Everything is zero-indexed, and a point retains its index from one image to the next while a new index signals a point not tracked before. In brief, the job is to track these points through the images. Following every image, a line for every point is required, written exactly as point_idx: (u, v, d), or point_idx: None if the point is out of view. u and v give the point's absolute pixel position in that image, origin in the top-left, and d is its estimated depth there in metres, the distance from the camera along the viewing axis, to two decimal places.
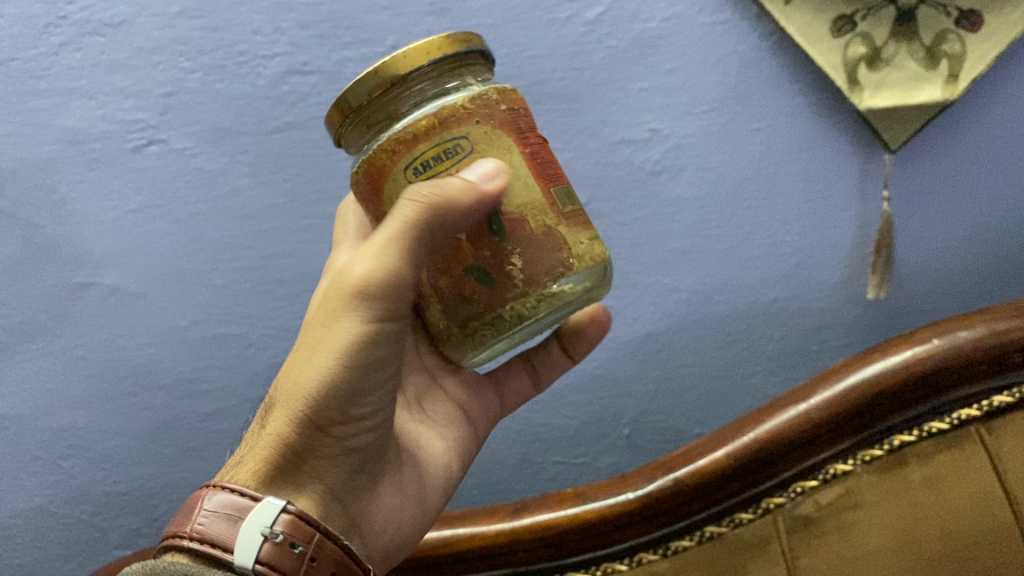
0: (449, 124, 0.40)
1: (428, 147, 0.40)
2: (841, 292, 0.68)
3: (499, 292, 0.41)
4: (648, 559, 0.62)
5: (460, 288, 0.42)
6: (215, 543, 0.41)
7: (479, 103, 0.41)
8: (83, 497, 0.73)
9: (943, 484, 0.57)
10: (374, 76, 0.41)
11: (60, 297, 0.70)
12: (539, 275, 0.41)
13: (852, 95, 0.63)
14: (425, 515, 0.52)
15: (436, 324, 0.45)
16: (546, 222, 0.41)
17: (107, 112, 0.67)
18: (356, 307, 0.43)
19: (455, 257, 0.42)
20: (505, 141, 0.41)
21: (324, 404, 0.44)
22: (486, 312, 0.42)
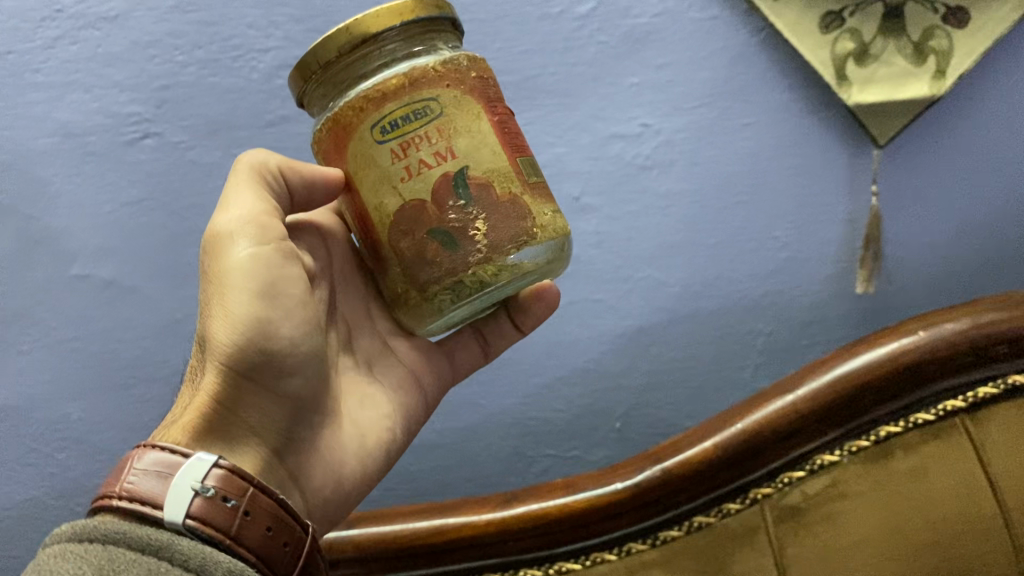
0: (421, 86, 0.43)
1: (396, 106, 0.43)
2: (830, 286, 0.69)
3: (462, 256, 0.43)
4: (637, 549, 0.62)
5: (421, 250, 0.44)
6: (145, 501, 0.42)
7: (451, 70, 0.44)
8: (80, 488, 0.74)
9: (927, 476, 0.58)
10: (346, 33, 0.43)
11: (56, 289, 0.70)
12: (502, 242, 0.43)
13: (840, 90, 0.63)
14: (370, 476, 0.53)
15: (395, 288, 0.46)
16: (512, 190, 0.44)
17: (103, 105, 0.68)
18: (246, 239, 0.47)
19: (416, 219, 0.43)
20: (474, 107, 0.44)
21: (243, 352, 0.46)
22: (449, 276, 0.43)
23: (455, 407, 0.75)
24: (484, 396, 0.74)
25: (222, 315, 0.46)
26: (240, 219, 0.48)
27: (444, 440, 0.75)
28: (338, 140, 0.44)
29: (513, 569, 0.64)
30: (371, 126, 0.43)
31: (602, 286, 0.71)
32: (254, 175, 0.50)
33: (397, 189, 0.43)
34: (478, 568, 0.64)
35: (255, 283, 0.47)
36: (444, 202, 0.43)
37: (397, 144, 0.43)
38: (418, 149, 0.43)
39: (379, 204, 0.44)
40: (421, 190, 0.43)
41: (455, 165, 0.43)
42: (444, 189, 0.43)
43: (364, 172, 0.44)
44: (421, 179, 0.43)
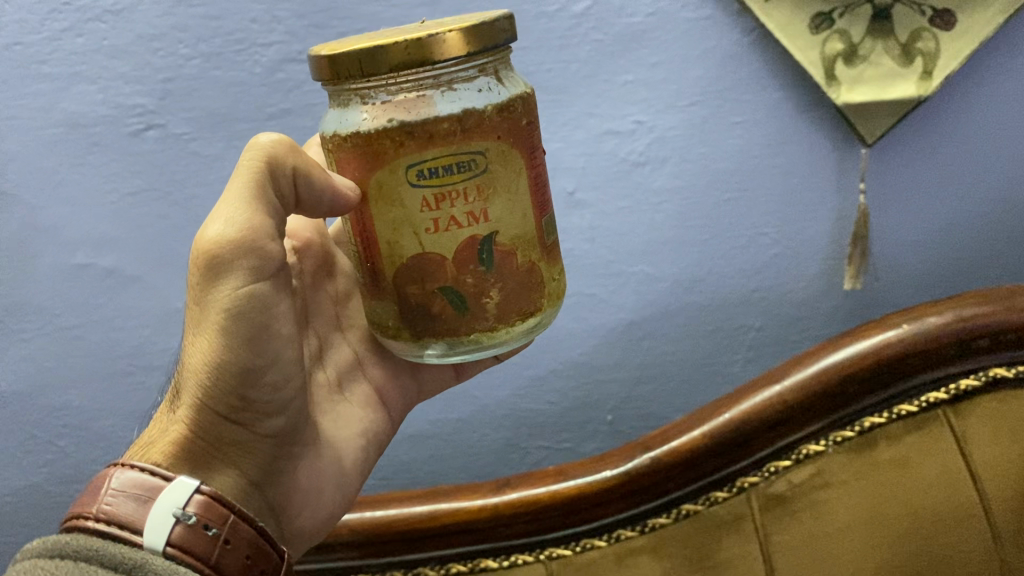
0: (472, 136, 0.41)
1: (440, 153, 0.41)
2: (815, 283, 0.71)
3: (468, 320, 0.44)
4: (626, 535, 0.64)
5: (428, 304, 0.44)
6: (123, 524, 0.43)
7: (506, 119, 0.42)
8: (76, 475, 0.79)
9: (910, 465, 0.60)
10: (403, 53, 0.40)
11: (62, 278, 0.72)
12: (510, 312, 0.45)
13: (829, 90, 0.64)
14: (344, 500, 0.55)
15: (385, 317, 0.47)
16: (532, 259, 0.45)
17: (107, 97, 0.67)
18: (231, 272, 0.45)
19: (433, 273, 0.43)
20: (518, 161, 0.43)
21: (219, 389, 0.47)
22: (448, 335, 0.45)
23: (450, 398, 0.76)
24: (480, 388, 0.75)
25: (200, 351, 0.46)
26: (231, 246, 0.45)
27: (439, 430, 0.77)
28: (366, 164, 0.43)
29: (504, 554, 0.65)
30: (409, 164, 0.42)
31: (594, 281, 0.72)
32: (258, 182, 0.45)
33: (419, 236, 0.43)
34: (471, 553, 0.65)
35: (240, 321, 0.46)
36: (466, 263, 0.43)
37: (432, 194, 0.42)
38: (452, 205, 0.42)
39: (395, 241, 0.43)
40: (445, 245, 0.43)
41: (485, 228, 0.43)
42: (468, 252, 0.43)
43: (385, 207, 0.43)
44: (448, 236, 0.42)
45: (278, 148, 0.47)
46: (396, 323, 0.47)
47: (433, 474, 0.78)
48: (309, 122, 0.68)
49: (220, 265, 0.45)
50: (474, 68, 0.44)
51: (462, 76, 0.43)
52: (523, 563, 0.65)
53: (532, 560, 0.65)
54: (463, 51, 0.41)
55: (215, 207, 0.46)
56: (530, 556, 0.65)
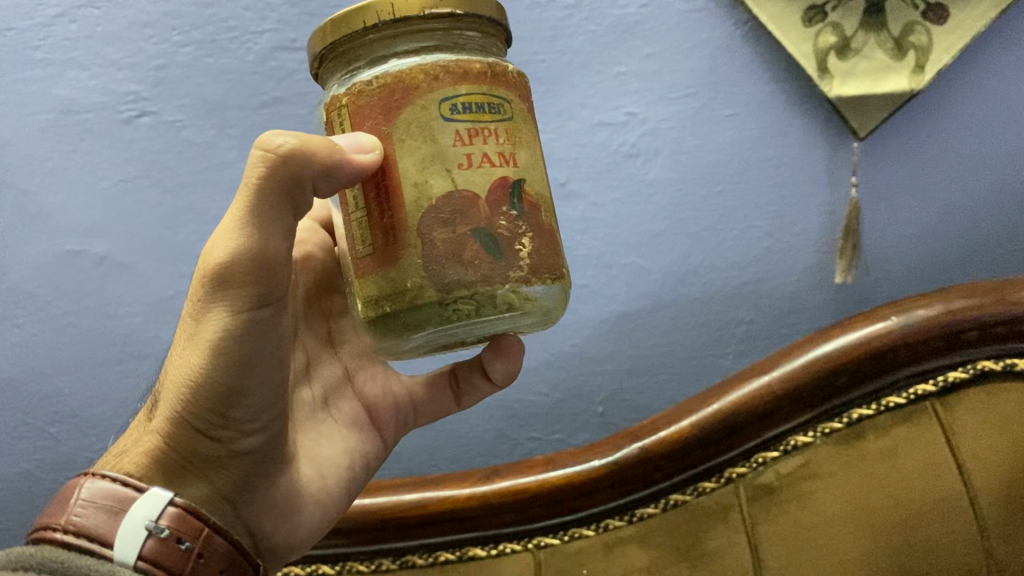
0: (500, 83, 0.41)
1: (474, 90, 0.40)
2: (809, 275, 0.70)
3: (504, 265, 0.40)
4: (614, 525, 0.64)
5: (459, 248, 0.39)
6: (92, 536, 0.41)
7: (522, 83, 0.43)
8: (69, 462, 0.75)
9: (898, 455, 0.61)
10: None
11: (56, 264, 0.71)
12: (542, 265, 0.41)
13: (821, 82, 0.64)
14: (323, 522, 0.51)
15: (399, 281, 0.40)
16: (551, 223, 0.43)
17: (101, 83, 0.68)
18: (224, 294, 0.41)
19: (466, 211, 0.39)
20: (533, 126, 0.43)
21: (196, 403, 0.44)
22: (482, 284, 0.40)
23: None
24: None
25: (184, 365, 0.44)
26: (231, 265, 0.41)
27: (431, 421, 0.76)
28: (390, 104, 0.40)
29: (493, 543, 0.65)
30: (442, 98, 0.39)
31: (587, 272, 0.72)
32: (260, 195, 0.39)
33: (450, 173, 0.39)
34: (460, 542, 0.65)
35: (229, 341, 0.42)
36: (499, 204, 0.40)
37: (466, 128, 0.39)
38: (486, 142, 0.40)
39: (423, 182, 0.39)
40: (479, 182, 0.40)
41: (515, 173, 0.41)
42: (501, 193, 0.40)
43: (414, 145, 0.39)
44: (481, 172, 0.40)
45: (289, 159, 0.39)
46: (415, 284, 0.40)
47: (426, 465, 0.77)
48: (302, 110, 0.67)
49: (220, 285, 0.41)
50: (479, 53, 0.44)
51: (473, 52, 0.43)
52: (511, 551, 0.65)
53: (520, 548, 0.65)
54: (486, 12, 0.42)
55: (222, 222, 0.41)
56: (518, 544, 0.65)
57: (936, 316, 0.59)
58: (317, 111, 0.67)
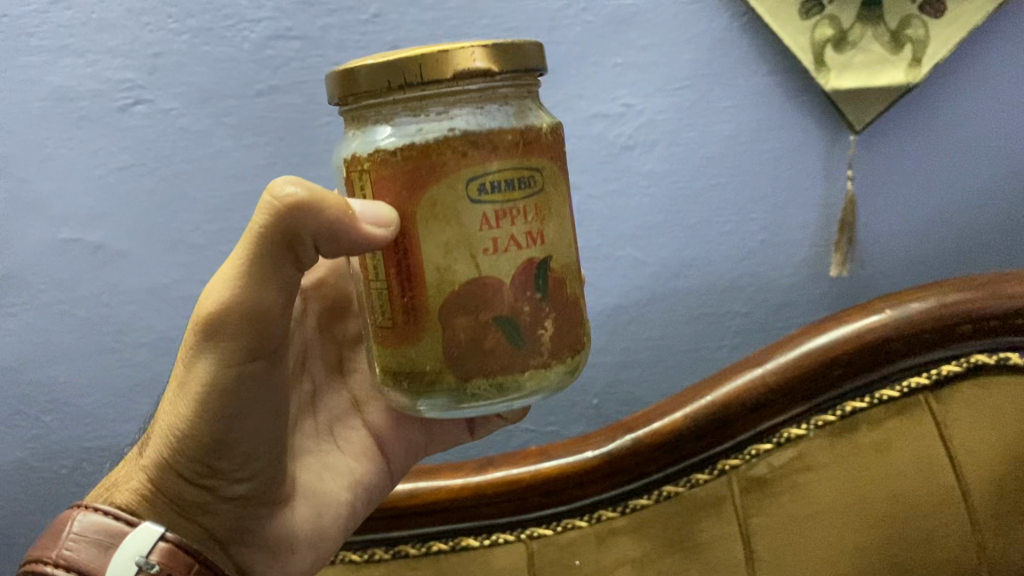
0: (532, 152, 0.40)
1: (505, 166, 0.39)
2: (803, 269, 0.71)
3: (524, 354, 0.40)
4: (607, 516, 0.64)
5: (480, 337, 0.39)
6: (82, 570, 0.42)
7: (555, 142, 0.41)
8: (63, 451, 0.76)
9: (890, 449, 0.61)
10: (470, 61, 0.38)
11: (50, 253, 0.71)
12: (562, 347, 0.41)
13: (818, 76, 0.64)
14: (320, 558, 0.52)
15: (417, 363, 0.40)
16: (574, 292, 0.43)
17: (96, 71, 0.67)
18: (213, 343, 0.42)
19: (488, 300, 0.39)
20: (563, 187, 0.42)
21: (184, 447, 0.44)
22: (503, 373, 0.40)
23: None
24: None
25: (173, 409, 0.44)
26: (222, 316, 0.41)
27: None
28: (416, 179, 0.38)
29: (485, 533, 0.65)
30: (470, 178, 0.38)
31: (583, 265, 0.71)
32: (257, 245, 0.39)
33: (475, 258, 0.39)
34: (452, 532, 0.65)
35: (218, 391, 0.43)
36: (523, 290, 0.40)
37: (493, 211, 0.38)
38: (513, 223, 0.39)
39: (447, 267, 0.39)
40: (503, 268, 0.39)
41: (541, 252, 0.40)
42: (526, 276, 0.40)
43: (438, 227, 0.39)
44: (507, 257, 0.39)
45: (295, 209, 0.38)
46: (434, 368, 0.40)
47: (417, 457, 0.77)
48: (298, 99, 0.67)
49: (212, 334, 0.42)
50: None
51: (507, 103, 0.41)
52: (503, 542, 0.65)
53: (513, 539, 0.65)
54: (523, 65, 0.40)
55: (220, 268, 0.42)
56: (512, 535, 0.65)
57: (928, 310, 0.59)
58: (313, 101, 0.67)
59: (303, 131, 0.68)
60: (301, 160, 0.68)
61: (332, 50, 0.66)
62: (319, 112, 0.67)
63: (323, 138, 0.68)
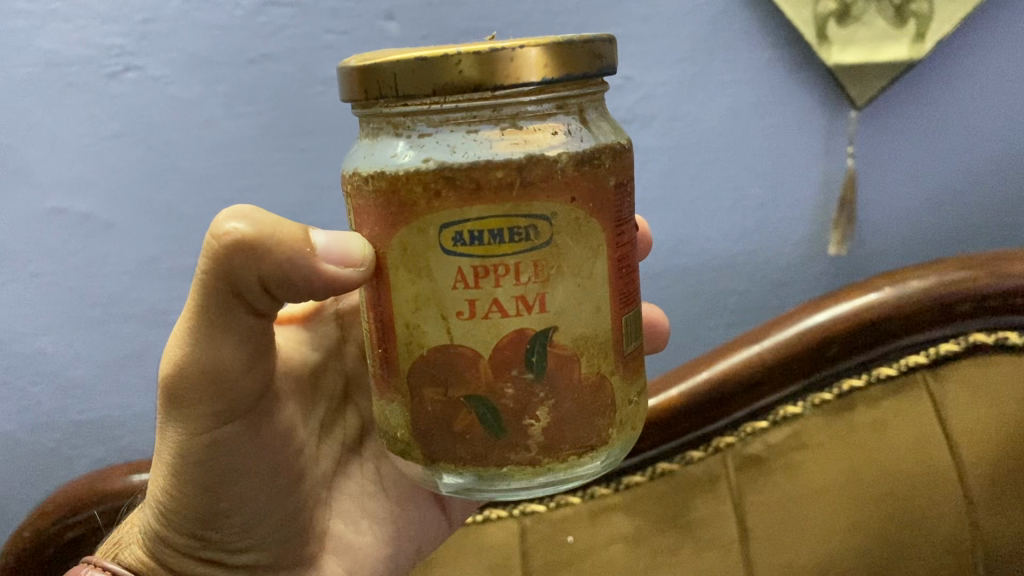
0: (534, 195, 0.34)
1: (487, 214, 0.34)
2: (800, 248, 0.70)
3: (502, 443, 0.36)
4: (600, 493, 0.64)
5: (449, 416, 0.37)
6: None
7: (585, 175, 0.35)
8: (50, 424, 0.75)
9: (887, 428, 0.61)
10: (455, 73, 0.33)
11: (37, 223, 0.69)
12: (560, 440, 0.37)
13: (820, 50, 0.63)
14: None
15: (393, 426, 0.39)
16: (601, 370, 0.37)
17: (84, 36, 0.65)
18: (177, 412, 0.42)
19: (458, 374, 0.36)
20: (595, 239, 0.36)
21: (175, 517, 0.45)
22: (473, 461, 0.37)
23: None
24: None
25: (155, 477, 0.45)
26: (182, 381, 0.40)
27: None
28: (387, 214, 0.36)
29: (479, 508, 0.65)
30: (444, 225, 0.34)
31: None
32: (205, 297, 0.38)
33: (447, 321, 0.36)
34: None
35: (187, 459, 0.43)
36: (506, 367, 0.35)
37: (471, 265, 0.35)
38: (496, 284, 0.35)
39: (416, 325, 0.36)
40: (482, 336, 0.35)
41: (540, 321, 0.35)
42: (513, 350, 0.35)
43: (407, 278, 0.36)
44: (485, 323, 0.35)
45: (244, 248, 0.35)
46: (406, 437, 0.39)
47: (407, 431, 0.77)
48: (291, 68, 0.66)
49: (177, 401, 0.41)
50: (551, 103, 0.36)
51: (530, 112, 0.36)
52: (495, 518, 0.65)
53: (505, 515, 0.65)
54: (533, 76, 0.34)
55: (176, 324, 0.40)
56: (505, 512, 0.64)
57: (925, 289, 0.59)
58: (306, 70, 0.66)
59: (294, 100, 0.67)
60: (294, 129, 0.67)
61: (324, 17, 0.65)
62: (311, 80, 0.66)
63: (316, 108, 0.67)
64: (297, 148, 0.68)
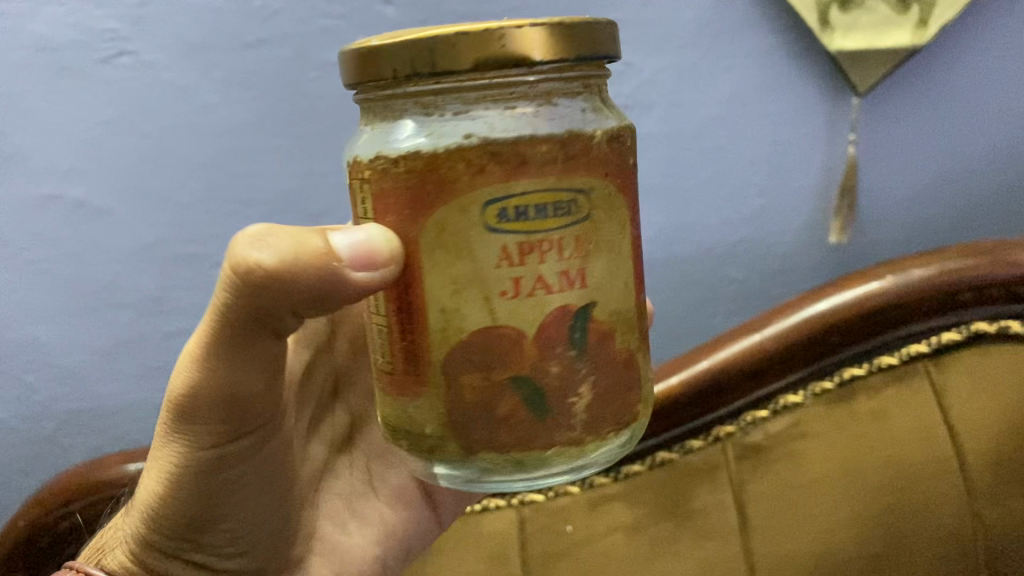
0: (576, 169, 0.34)
1: (534, 187, 0.33)
2: (801, 236, 0.70)
3: (550, 426, 0.35)
4: (601, 482, 0.64)
5: (490, 402, 0.35)
6: None
7: (613, 151, 0.35)
8: (45, 412, 0.75)
9: (888, 417, 0.61)
10: (465, 49, 0.32)
11: (30, 210, 0.68)
12: (602, 418, 0.36)
13: (823, 36, 0.62)
14: None
15: (418, 424, 0.36)
16: (630, 347, 0.37)
17: (77, 19, 0.64)
18: (180, 420, 0.41)
19: (504, 355, 0.34)
20: (623, 214, 0.36)
21: (169, 523, 0.44)
22: (520, 448, 0.35)
23: None
24: None
25: (150, 482, 0.43)
26: (195, 399, 0.40)
27: None
28: (417, 197, 0.34)
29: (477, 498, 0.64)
30: (488, 201, 0.33)
31: None
32: (223, 325, 0.37)
33: (490, 301, 0.34)
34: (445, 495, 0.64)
35: (189, 467, 0.42)
36: (554, 345, 0.34)
37: (515, 242, 0.33)
38: (542, 260, 0.34)
39: (454, 308, 0.34)
40: (527, 315, 0.34)
41: (582, 298, 0.35)
42: (560, 327, 0.34)
43: (446, 260, 0.34)
44: (531, 301, 0.34)
45: (268, 283, 0.34)
46: (435, 435, 0.36)
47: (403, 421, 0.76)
48: (287, 53, 0.65)
49: (183, 412, 0.40)
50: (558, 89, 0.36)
51: (540, 96, 0.35)
52: (494, 508, 0.64)
53: (504, 505, 0.64)
54: (562, 53, 0.34)
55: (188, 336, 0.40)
56: (503, 502, 0.64)
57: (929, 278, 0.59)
58: (302, 54, 0.65)
59: (290, 85, 0.66)
60: (290, 115, 0.67)
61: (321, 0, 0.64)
62: (307, 65, 0.65)
63: (312, 93, 0.66)
64: (292, 134, 0.67)
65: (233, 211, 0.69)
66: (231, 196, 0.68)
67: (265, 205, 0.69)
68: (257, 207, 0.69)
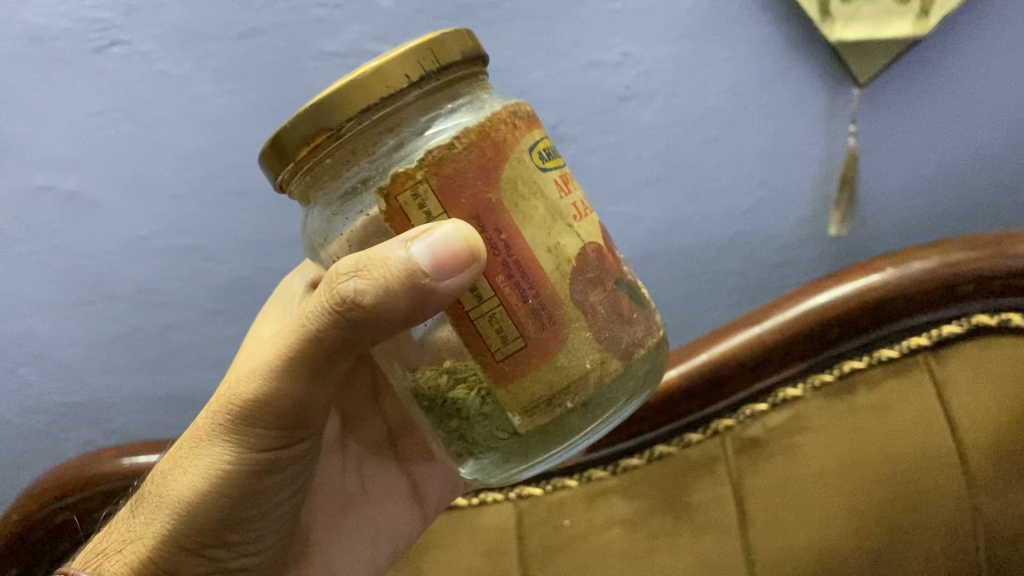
0: (539, 122, 0.37)
1: (539, 134, 0.37)
2: (801, 228, 0.69)
3: (644, 309, 0.39)
4: (597, 476, 0.65)
5: (615, 307, 0.37)
6: None
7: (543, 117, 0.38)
8: (42, 403, 0.74)
9: (888, 411, 0.60)
10: (350, 96, 0.34)
11: (23, 202, 0.68)
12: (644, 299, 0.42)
13: (823, 26, 0.61)
14: None
15: (569, 371, 0.36)
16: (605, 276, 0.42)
17: (69, 8, 0.63)
18: (245, 416, 0.41)
19: (602, 266, 0.37)
20: None
21: (205, 522, 0.43)
22: (647, 329, 0.39)
23: None
24: None
25: (188, 479, 0.43)
26: (269, 402, 0.41)
27: None
28: (487, 160, 0.34)
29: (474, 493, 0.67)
30: (531, 146, 0.36)
31: None
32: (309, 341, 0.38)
33: (573, 228, 0.36)
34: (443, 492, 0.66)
35: (246, 463, 0.42)
36: (611, 251, 0.39)
37: (558, 176, 0.36)
38: (574, 187, 0.37)
39: (557, 244, 0.35)
40: (593, 232, 0.37)
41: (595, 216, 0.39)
42: (602, 241, 0.39)
43: (530, 206, 0.35)
44: (590, 220, 0.37)
45: (365, 311, 0.35)
46: (551, 392, 0.36)
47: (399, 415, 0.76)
48: (282, 42, 0.64)
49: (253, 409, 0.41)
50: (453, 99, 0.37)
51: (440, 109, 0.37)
52: (492, 501, 0.66)
53: (501, 499, 0.66)
54: (441, 60, 0.36)
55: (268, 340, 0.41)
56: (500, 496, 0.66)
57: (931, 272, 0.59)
58: (297, 44, 0.64)
59: (286, 75, 0.65)
60: (286, 105, 0.66)
61: None
62: (302, 55, 0.64)
63: (308, 84, 0.65)
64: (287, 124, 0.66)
65: (229, 202, 0.68)
66: (226, 187, 0.68)
67: (261, 196, 0.68)
68: (253, 198, 0.68)
